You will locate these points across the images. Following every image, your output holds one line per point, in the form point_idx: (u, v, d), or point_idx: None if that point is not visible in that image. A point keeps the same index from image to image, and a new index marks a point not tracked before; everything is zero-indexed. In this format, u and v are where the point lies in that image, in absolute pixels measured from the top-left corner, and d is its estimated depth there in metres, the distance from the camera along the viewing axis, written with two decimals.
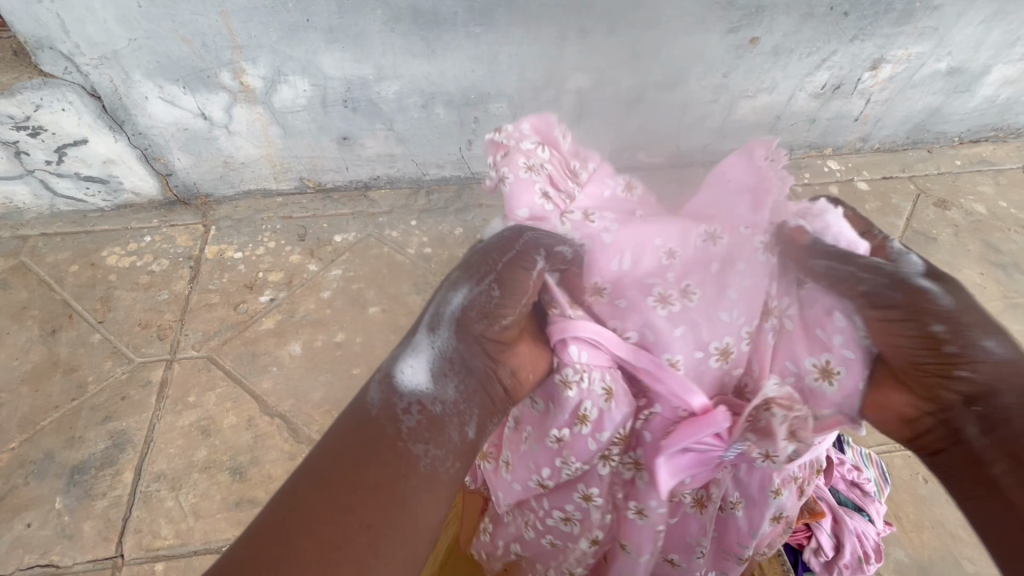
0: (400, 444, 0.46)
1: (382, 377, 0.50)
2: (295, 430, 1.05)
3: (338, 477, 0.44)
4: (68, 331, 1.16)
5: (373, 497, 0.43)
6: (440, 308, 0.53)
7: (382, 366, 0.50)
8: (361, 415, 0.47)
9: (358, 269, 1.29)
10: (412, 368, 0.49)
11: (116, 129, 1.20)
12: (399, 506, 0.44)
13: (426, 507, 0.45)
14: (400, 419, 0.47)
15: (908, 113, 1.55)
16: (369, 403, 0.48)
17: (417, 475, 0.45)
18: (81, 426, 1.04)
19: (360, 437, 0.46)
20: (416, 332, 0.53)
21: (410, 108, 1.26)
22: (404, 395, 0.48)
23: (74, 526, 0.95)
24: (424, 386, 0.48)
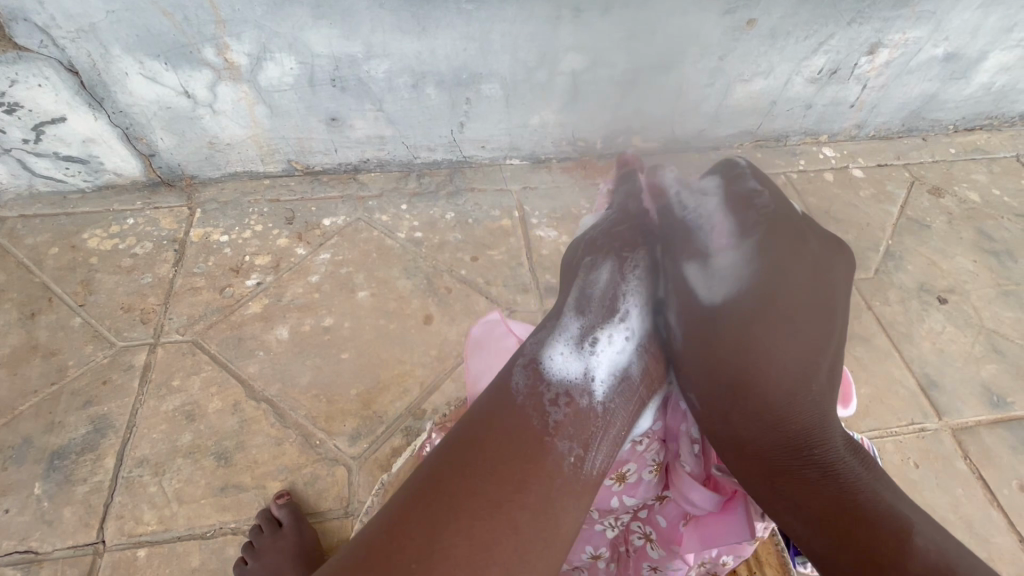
0: (547, 438, 0.59)
1: (526, 365, 0.66)
2: (282, 415, 1.04)
3: (482, 469, 0.56)
4: (47, 314, 1.13)
5: (517, 496, 0.55)
6: (587, 290, 0.73)
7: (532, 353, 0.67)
8: (508, 398, 0.62)
9: (347, 253, 1.27)
10: (559, 355, 0.67)
11: (96, 107, 1.16)
12: (547, 509, 0.55)
13: (569, 514, 0.56)
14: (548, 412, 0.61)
15: (904, 100, 1.54)
16: (517, 388, 0.63)
17: (557, 478, 0.57)
18: (61, 411, 1.02)
19: (504, 417, 0.61)
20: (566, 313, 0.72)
21: (400, 88, 1.24)
22: (550, 382, 0.64)
23: (53, 512, 0.93)
24: (574, 375, 0.65)
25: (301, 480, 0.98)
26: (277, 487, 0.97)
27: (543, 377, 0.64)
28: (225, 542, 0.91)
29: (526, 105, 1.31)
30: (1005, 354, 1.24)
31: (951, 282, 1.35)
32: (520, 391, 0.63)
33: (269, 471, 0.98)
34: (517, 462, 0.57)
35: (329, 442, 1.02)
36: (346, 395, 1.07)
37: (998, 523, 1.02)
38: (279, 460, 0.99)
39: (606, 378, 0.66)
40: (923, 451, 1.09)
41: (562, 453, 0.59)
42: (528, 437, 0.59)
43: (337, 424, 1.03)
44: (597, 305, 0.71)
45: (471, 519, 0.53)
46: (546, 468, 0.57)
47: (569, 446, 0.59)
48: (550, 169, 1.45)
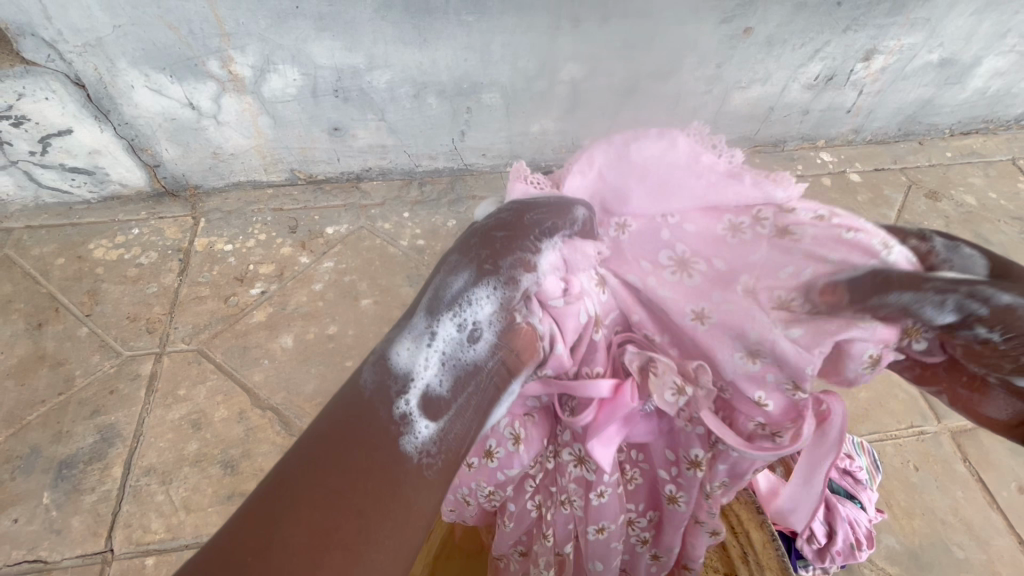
0: (391, 431, 0.44)
1: (371, 356, 0.49)
2: (287, 423, 1.05)
3: (322, 471, 0.40)
4: (54, 324, 1.14)
5: (358, 490, 0.40)
6: (439, 292, 0.51)
7: (374, 349, 0.49)
8: (344, 396, 0.46)
9: (351, 261, 1.28)
10: (406, 352, 0.49)
11: (102, 119, 1.18)
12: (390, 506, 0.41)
13: (423, 500, 0.43)
14: (398, 402, 0.46)
15: (899, 105, 1.56)
16: (362, 385, 0.47)
17: (407, 471, 0.43)
18: (68, 421, 1.03)
19: (350, 412, 0.44)
20: (414, 314, 0.52)
21: (402, 98, 1.25)
22: (393, 379, 0.47)
23: (62, 521, 0.94)
24: (423, 387, 0.48)
25: None
26: None
27: (390, 376, 0.47)
28: None
29: (527, 113, 1.32)
30: None
31: None
32: (368, 388, 0.47)
33: None
34: (363, 451, 0.42)
35: None
36: None
37: (998, 525, 1.03)
38: None
39: (459, 377, 0.50)
40: (923, 453, 1.10)
41: (409, 451, 0.44)
42: (366, 434, 0.43)
43: None
44: (445, 309, 0.50)
45: (310, 525, 0.38)
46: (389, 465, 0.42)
47: (422, 432, 0.45)
48: (550, 176, 1.46)
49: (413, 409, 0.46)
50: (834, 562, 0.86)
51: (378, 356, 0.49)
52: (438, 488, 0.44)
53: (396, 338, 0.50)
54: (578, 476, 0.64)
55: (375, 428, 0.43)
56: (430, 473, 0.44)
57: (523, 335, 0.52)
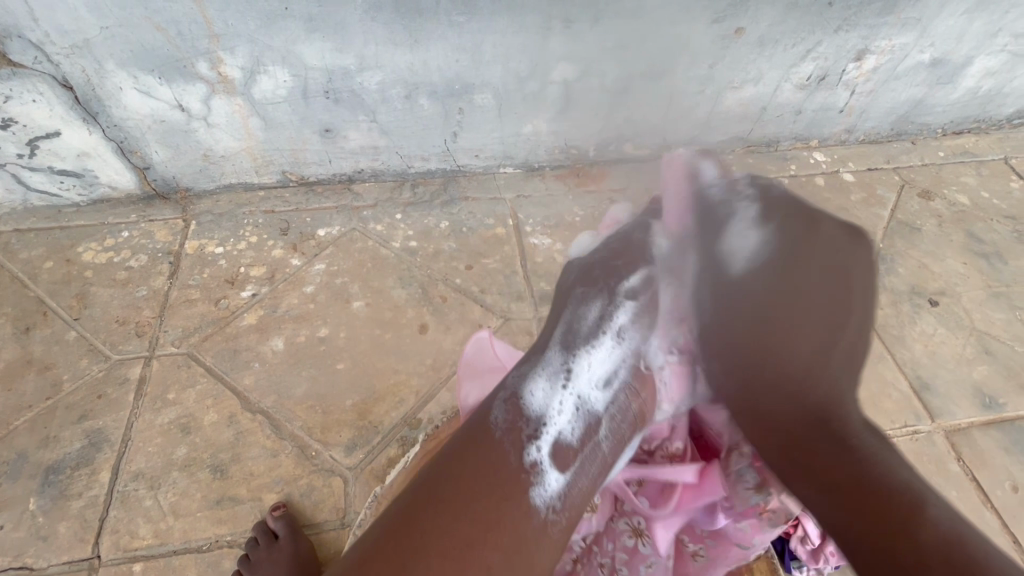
0: (523, 476, 0.57)
1: (506, 399, 0.64)
2: (278, 426, 1.04)
3: (473, 515, 0.52)
4: (41, 328, 1.13)
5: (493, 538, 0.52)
6: (577, 324, 0.71)
7: (512, 389, 0.64)
8: (485, 430, 0.60)
9: (342, 263, 1.27)
10: (537, 390, 0.65)
11: (90, 121, 1.17)
12: (522, 550, 0.53)
13: (544, 556, 0.55)
14: (532, 449, 0.60)
15: (891, 104, 1.56)
16: (494, 422, 0.61)
17: (535, 525, 0.55)
18: (56, 426, 1.02)
19: (489, 458, 0.58)
20: (550, 347, 0.70)
21: (393, 99, 1.25)
22: (529, 417, 0.62)
23: (48, 528, 0.92)
24: (551, 411, 0.64)
25: (297, 492, 0.98)
26: (273, 499, 0.97)
27: (524, 412, 0.62)
28: (222, 555, 0.91)
29: (519, 114, 1.32)
30: (997, 355, 1.25)
31: (941, 285, 1.36)
32: (498, 425, 0.61)
33: (265, 483, 0.98)
34: (505, 508, 0.55)
35: (325, 452, 1.02)
36: (341, 406, 1.07)
37: (992, 524, 1.03)
38: (275, 472, 0.99)
39: (586, 421, 0.65)
40: (917, 453, 1.10)
41: (539, 503, 0.56)
42: (508, 480, 0.57)
43: (333, 434, 1.04)
44: (584, 342, 0.70)
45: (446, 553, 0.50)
46: (519, 510, 0.55)
47: (551, 483, 0.58)
48: (544, 177, 1.45)
49: (540, 458, 0.59)
50: (828, 564, 0.84)
51: (514, 393, 0.64)
52: (559, 545, 0.56)
53: (528, 376, 0.66)
54: (630, 545, 0.66)
55: (514, 477, 0.57)
56: (553, 531, 0.56)
57: (647, 381, 0.69)
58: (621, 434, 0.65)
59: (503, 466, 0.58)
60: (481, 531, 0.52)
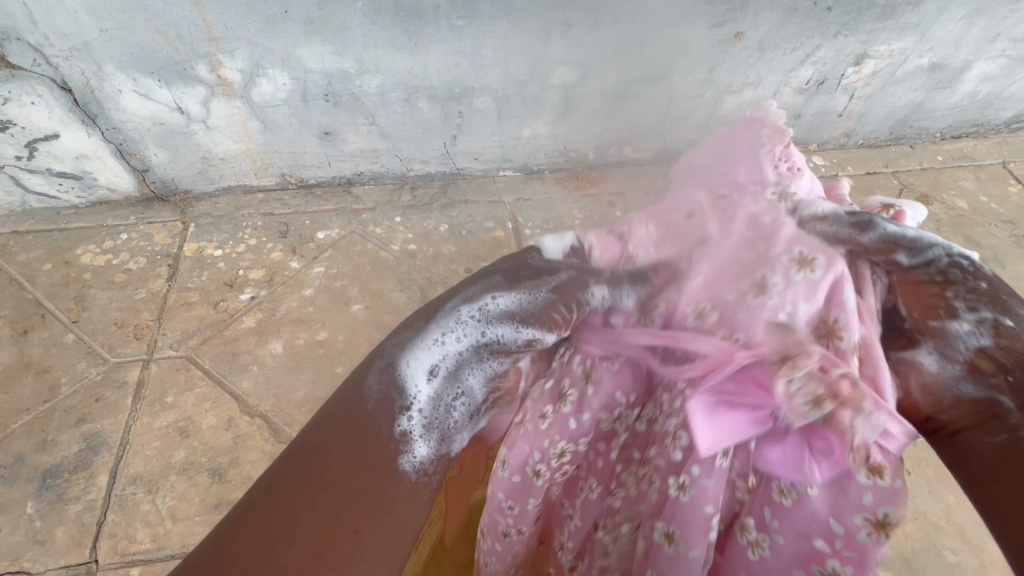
0: (393, 447, 0.53)
1: (384, 367, 0.57)
2: (276, 430, 1.03)
3: (327, 479, 0.48)
4: (40, 331, 1.13)
5: (357, 508, 0.48)
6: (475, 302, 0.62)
7: (386, 359, 0.57)
8: (355, 404, 0.54)
9: (341, 266, 1.27)
10: (422, 363, 0.58)
11: (89, 123, 1.17)
12: (387, 514, 0.50)
13: (411, 511, 0.51)
14: (400, 421, 0.54)
15: (891, 109, 1.56)
16: (368, 394, 0.55)
17: (404, 488, 0.52)
18: (53, 428, 1.01)
19: (342, 421, 0.52)
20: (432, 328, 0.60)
21: (393, 102, 1.25)
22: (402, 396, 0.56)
23: (45, 532, 0.92)
24: (427, 397, 0.57)
25: None
26: None
27: (400, 387, 0.56)
28: None
29: (518, 117, 1.32)
30: None
31: None
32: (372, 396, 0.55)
33: None
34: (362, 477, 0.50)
35: None
36: None
37: None
38: None
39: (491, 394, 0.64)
40: (915, 458, 1.10)
41: (407, 470, 0.53)
42: (373, 453, 0.51)
43: None
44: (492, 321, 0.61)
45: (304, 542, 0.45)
46: (390, 479, 0.51)
47: (420, 450, 0.55)
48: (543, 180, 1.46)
49: (412, 428, 0.55)
50: None
51: (391, 366, 0.57)
52: (425, 503, 0.53)
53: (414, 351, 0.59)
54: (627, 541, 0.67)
55: (380, 449, 0.52)
56: (423, 492, 0.53)
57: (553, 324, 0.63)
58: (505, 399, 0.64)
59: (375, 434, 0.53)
60: (345, 507, 0.47)
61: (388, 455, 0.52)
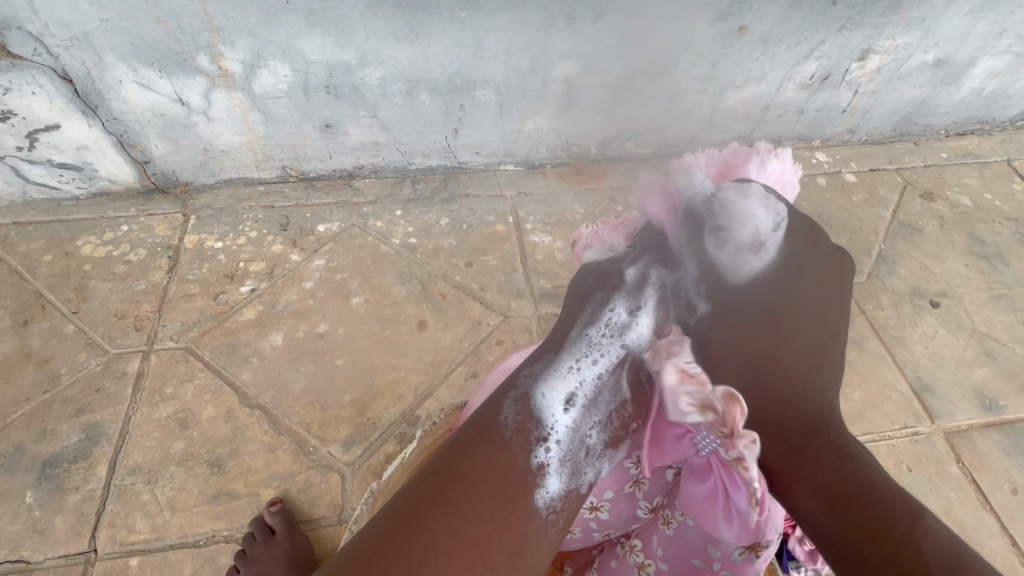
0: (529, 477, 0.58)
1: (518, 397, 0.63)
2: (276, 422, 1.03)
3: (465, 506, 0.53)
4: (40, 321, 1.13)
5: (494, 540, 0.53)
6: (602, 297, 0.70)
7: (530, 388, 0.64)
8: (495, 432, 0.60)
9: (342, 259, 1.27)
10: (554, 393, 0.64)
11: (90, 114, 1.16)
12: (522, 548, 0.54)
13: (542, 553, 0.55)
14: (536, 453, 0.60)
15: (895, 105, 1.55)
16: (505, 422, 0.61)
17: (537, 523, 0.56)
18: (53, 419, 1.01)
19: (486, 449, 0.58)
20: (562, 353, 0.67)
21: (394, 95, 1.24)
22: (537, 419, 0.62)
23: (45, 521, 0.92)
24: (567, 416, 0.63)
25: (295, 487, 0.97)
26: (271, 495, 0.96)
27: (535, 414, 0.62)
28: (218, 550, 0.90)
29: (520, 111, 1.31)
30: (997, 357, 1.25)
31: (943, 286, 1.37)
32: (508, 425, 0.61)
33: (263, 478, 0.97)
34: (504, 503, 0.55)
35: (323, 448, 1.01)
36: (340, 402, 1.06)
37: (991, 527, 1.03)
38: (272, 468, 0.99)
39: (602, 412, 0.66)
40: (916, 454, 1.10)
41: (542, 504, 0.57)
42: (515, 485, 0.57)
43: (331, 431, 1.03)
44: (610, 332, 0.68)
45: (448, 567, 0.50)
46: (524, 511, 0.56)
47: (552, 485, 0.58)
48: (545, 175, 1.46)
49: (547, 460, 0.60)
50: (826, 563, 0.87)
51: (527, 394, 0.63)
52: (553, 543, 0.56)
53: (541, 379, 0.65)
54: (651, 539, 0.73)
55: (519, 474, 0.57)
56: (551, 530, 0.57)
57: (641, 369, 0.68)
58: (615, 418, 0.66)
59: (512, 465, 0.58)
60: (486, 531, 0.52)
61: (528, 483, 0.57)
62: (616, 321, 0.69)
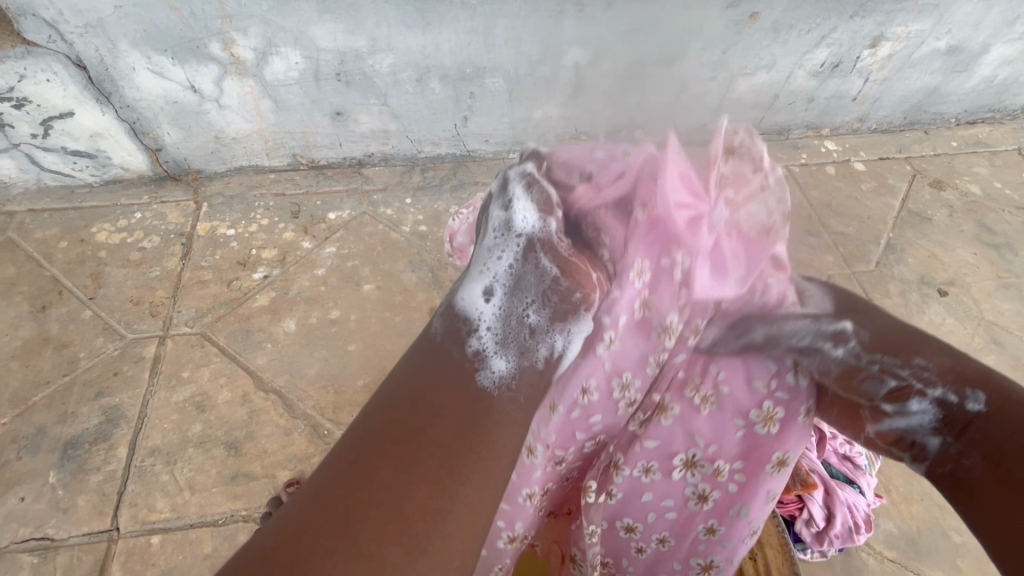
0: (469, 364, 0.51)
1: (445, 307, 0.57)
2: (291, 406, 1.05)
3: (405, 417, 0.46)
4: (58, 307, 1.14)
5: (449, 437, 0.45)
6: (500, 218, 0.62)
7: (444, 299, 0.57)
8: (428, 344, 0.54)
9: (353, 246, 1.28)
10: (470, 294, 0.58)
11: (103, 101, 1.17)
12: (479, 435, 0.47)
13: (509, 433, 0.48)
14: (470, 342, 0.53)
15: (905, 93, 1.55)
16: (436, 332, 0.55)
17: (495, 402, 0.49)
18: (73, 402, 1.03)
19: (432, 360, 0.52)
20: (472, 270, 0.61)
21: (404, 82, 1.24)
22: (467, 319, 0.56)
23: (68, 500, 0.94)
24: (491, 306, 0.57)
25: (310, 469, 0.99)
26: (287, 476, 0.98)
27: (460, 317, 0.56)
28: (237, 529, 0.92)
29: None
30: (1004, 345, 1.26)
31: (951, 274, 1.37)
32: (439, 333, 0.55)
33: (278, 461, 0.99)
34: (454, 392, 0.48)
35: (338, 431, 1.03)
36: (353, 386, 1.08)
37: None
38: (288, 450, 1.00)
39: (547, 300, 0.58)
40: None
41: (488, 384, 0.50)
42: (458, 375, 0.50)
43: (345, 414, 1.05)
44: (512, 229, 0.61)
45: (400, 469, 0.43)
46: (473, 395, 0.49)
47: (498, 365, 0.52)
48: None
49: (485, 346, 0.53)
50: (832, 545, 0.91)
51: (448, 303, 0.57)
52: (520, 419, 0.50)
53: (463, 284, 0.60)
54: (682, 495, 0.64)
55: (455, 367, 0.51)
56: (512, 406, 0.50)
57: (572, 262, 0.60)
58: (561, 310, 0.58)
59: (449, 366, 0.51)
60: (444, 440, 0.45)
61: (471, 373, 0.50)
62: (500, 221, 0.62)
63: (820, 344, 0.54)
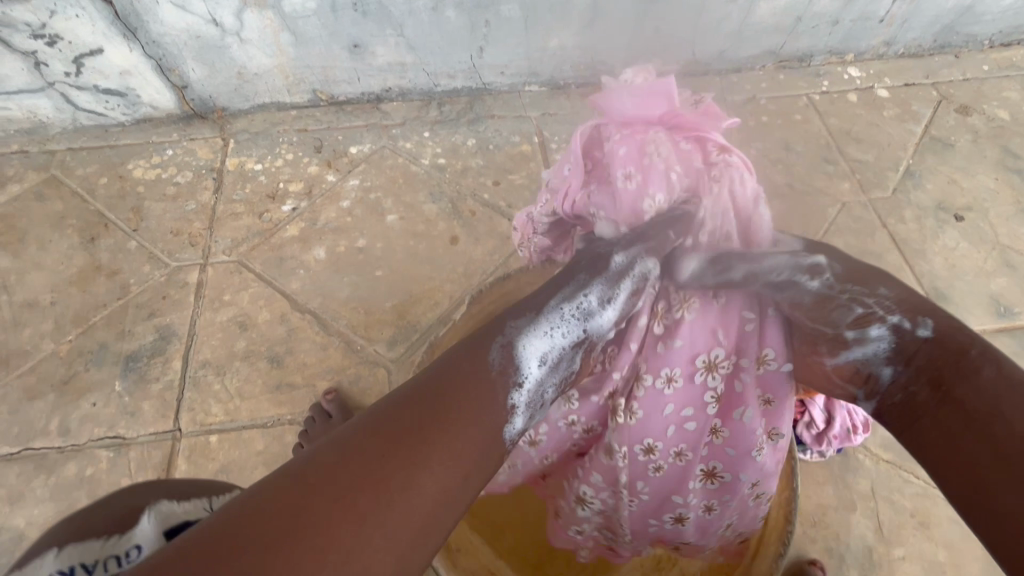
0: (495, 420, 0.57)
1: (505, 344, 0.61)
2: (325, 324, 1.13)
3: (412, 453, 0.50)
4: (105, 238, 1.23)
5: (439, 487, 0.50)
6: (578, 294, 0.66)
7: (509, 336, 0.61)
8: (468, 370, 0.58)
9: (375, 179, 1.33)
10: (536, 348, 0.62)
11: (130, 37, 1.20)
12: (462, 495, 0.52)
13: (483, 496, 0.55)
14: (512, 394, 0.59)
15: (936, 13, 1.49)
16: (492, 362, 0.59)
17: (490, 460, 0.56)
18: (129, 322, 1.13)
19: (451, 397, 0.55)
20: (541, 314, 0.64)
21: (420, 12, 1.24)
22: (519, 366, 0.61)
23: (134, 405, 1.05)
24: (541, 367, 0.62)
25: (346, 379, 1.08)
26: (325, 386, 1.07)
27: (515, 361, 0.60)
28: (284, 430, 1.03)
29: (545, 27, 1.31)
30: (1017, 268, 1.27)
31: (969, 200, 1.37)
32: (494, 366, 0.59)
33: (317, 372, 1.08)
34: (460, 428, 0.54)
35: (369, 347, 1.11)
36: (382, 307, 1.15)
37: None
38: (325, 363, 1.09)
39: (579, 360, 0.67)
40: None
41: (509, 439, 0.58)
42: (464, 435, 0.53)
43: (375, 331, 1.13)
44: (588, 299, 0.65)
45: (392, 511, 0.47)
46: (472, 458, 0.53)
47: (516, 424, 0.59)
48: (570, 96, 1.46)
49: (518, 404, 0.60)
50: (830, 445, 0.97)
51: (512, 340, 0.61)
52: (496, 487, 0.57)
53: (527, 326, 0.63)
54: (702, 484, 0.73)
55: (487, 419, 0.56)
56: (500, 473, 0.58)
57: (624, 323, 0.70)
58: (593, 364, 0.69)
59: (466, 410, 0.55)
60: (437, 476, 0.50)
61: (483, 425, 0.56)
62: (585, 305, 0.65)
63: (799, 278, 0.66)
